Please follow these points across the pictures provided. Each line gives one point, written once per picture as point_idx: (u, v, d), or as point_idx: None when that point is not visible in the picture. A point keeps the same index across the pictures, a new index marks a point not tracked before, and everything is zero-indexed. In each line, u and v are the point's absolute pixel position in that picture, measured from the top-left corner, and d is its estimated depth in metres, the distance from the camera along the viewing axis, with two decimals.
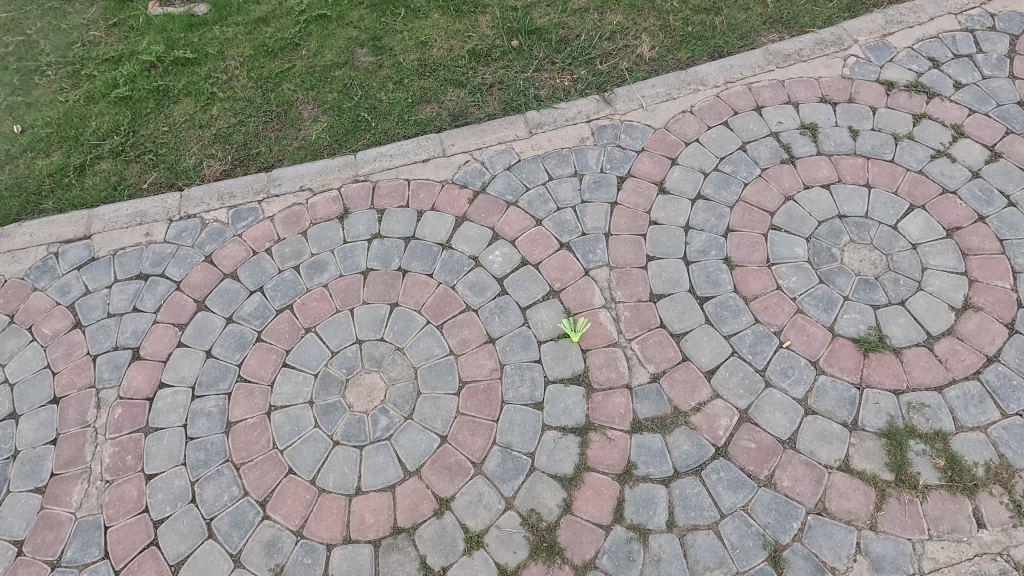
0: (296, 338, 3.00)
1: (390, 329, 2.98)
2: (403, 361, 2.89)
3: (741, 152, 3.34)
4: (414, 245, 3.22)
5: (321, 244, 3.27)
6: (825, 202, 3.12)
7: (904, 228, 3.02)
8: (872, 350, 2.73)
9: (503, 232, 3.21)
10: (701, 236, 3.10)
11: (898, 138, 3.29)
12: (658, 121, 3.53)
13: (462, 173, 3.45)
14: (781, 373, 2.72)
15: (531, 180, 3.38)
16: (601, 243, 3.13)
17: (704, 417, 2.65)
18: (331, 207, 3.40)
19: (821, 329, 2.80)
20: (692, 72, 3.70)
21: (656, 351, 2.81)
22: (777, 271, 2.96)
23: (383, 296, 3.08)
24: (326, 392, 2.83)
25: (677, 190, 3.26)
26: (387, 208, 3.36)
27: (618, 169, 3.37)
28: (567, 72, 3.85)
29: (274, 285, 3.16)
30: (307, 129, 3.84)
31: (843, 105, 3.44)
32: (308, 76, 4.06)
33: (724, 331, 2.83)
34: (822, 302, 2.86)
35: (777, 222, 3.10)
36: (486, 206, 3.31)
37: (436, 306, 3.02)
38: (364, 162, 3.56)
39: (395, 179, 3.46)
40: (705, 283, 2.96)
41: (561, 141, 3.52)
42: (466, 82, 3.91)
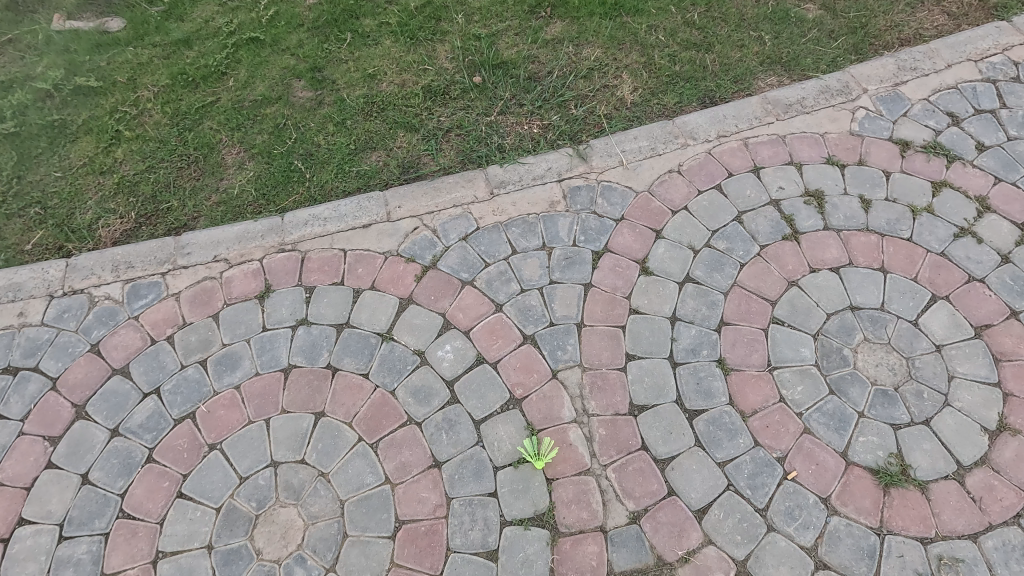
0: (196, 459, 2.44)
1: (313, 448, 2.44)
2: (328, 492, 2.36)
3: (737, 224, 2.87)
4: (348, 336, 2.67)
5: (235, 333, 2.70)
6: (834, 290, 2.66)
7: (926, 325, 2.57)
8: (895, 485, 2.27)
9: (456, 321, 2.69)
10: (691, 330, 2.61)
11: (915, 211, 2.84)
12: (641, 182, 3.02)
13: (410, 243, 2.90)
14: (785, 514, 2.24)
15: (491, 254, 2.85)
16: (572, 337, 2.63)
17: (694, 570, 2.17)
18: (250, 283, 2.82)
19: (833, 456, 2.34)
20: (680, 122, 3.20)
21: (637, 483, 2.32)
22: (779, 378, 2.49)
23: (307, 402, 2.53)
24: (229, 533, 2.29)
25: (662, 271, 2.77)
26: (317, 286, 2.80)
27: (594, 242, 2.86)
28: (536, 117, 3.32)
29: (174, 385, 2.59)
30: (230, 179, 3.26)
31: (852, 168, 2.98)
32: (233, 113, 3.46)
33: (718, 457, 2.35)
34: (833, 420, 2.40)
35: (780, 314, 2.63)
36: (437, 286, 2.78)
37: (371, 418, 2.49)
38: (293, 226, 2.97)
39: (328, 249, 2.90)
40: (695, 392, 2.47)
41: (528, 204, 2.99)
42: (419, 125, 3.36)
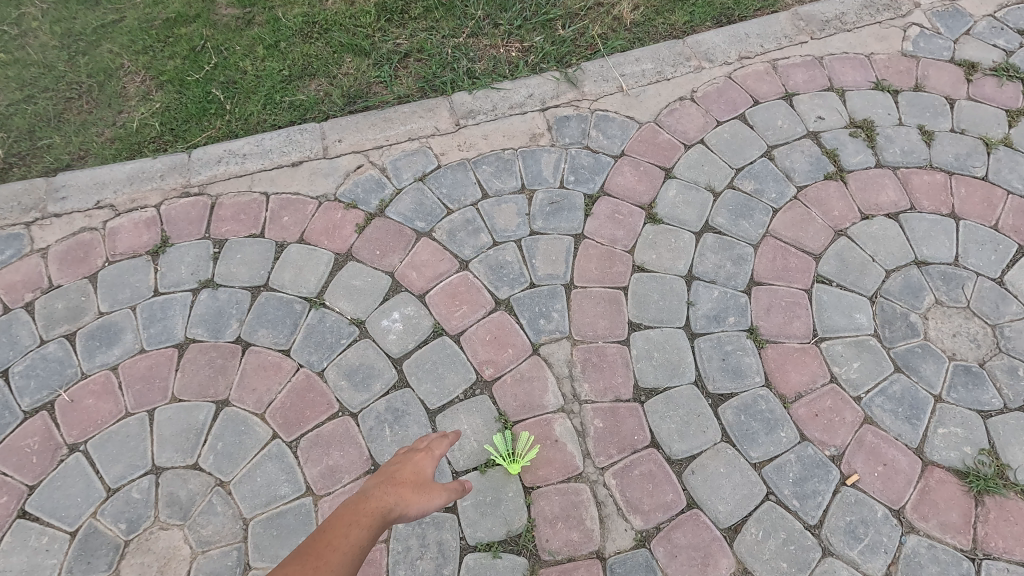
0: (49, 465, 1.80)
1: (210, 449, 1.81)
2: (226, 509, 1.73)
3: (766, 161, 2.27)
4: (266, 301, 2.04)
5: (115, 298, 2.05)
6: (894, 241, 2.08)
7: (1013, 284, 2.00)
8: (990, 492, 1.70)
9: (408, 282, 2.07)
10: (712, 292, 2.01)
11: (989, 145, 2.26)
12: (645, 111, 2.41)
13: (352, 185, 2.27)
14: (846, 533, 1.66)
15: (455, 198, 2.23)
16: (559, 302, 2.02)
17: None
18: (141, 236, 2.17)
19: (904, 454, 1.76)
20: (692, 42, 2.58)
21: (645, 492, 1.73)
22: (829, 352, 1.90)
23: (206, 388, 1.90)
24: (87, 568, 1.67)
25: (674, 218, 2.16)
26: (229, 238, 2.16)
27: (587, 183, 2.25)
28: (514, 39, 2.69)
29: (28, 366, 1.94)
30: (130, 112, 2.60)
31: (907, 95, 2.39)
32: (140, 34, 2.79)
33: (753, 457, 1.76)
34: (903, 407, 1.82)
35: (826, 271, 2.04)
36: (384, 238, 2.16)
37: (291, 408, 1.87)
38: (202, 164, 2.32)
39: (246, 193, 2.25)
40: (721, 371, 1.88)
41: (503, 138, 2.36)
42: (371, 48, 2.71)
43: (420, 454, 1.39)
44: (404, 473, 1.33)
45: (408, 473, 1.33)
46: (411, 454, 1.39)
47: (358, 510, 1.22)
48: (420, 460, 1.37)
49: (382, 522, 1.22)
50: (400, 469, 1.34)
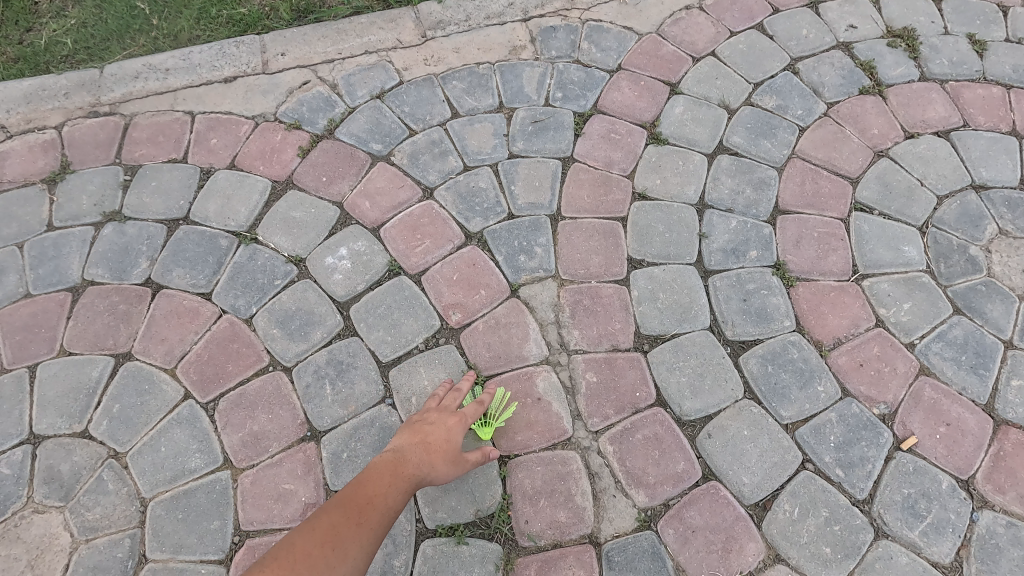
0: None
1: (104, 414, 1.44)
2: (120, 487, 1.36)
3: (790, 75, 1.91)
4: (184, 236, 1.66)
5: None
6: (946, 162, 1.73)
7: None
8: None
9: (360, 214, 1.70)
10: (729, 222, 1.66)
11: None
12: (646, 22, 2.04)
13: (295, 104, 1.89)
14: (904, 510, 1.31)
15: (419, 119, 1.86)
16: (543, 234, 1.65)
17: None
18: (36, 162, 1.79)
19: (971, 413, 1.42)
20: None
21: (651, 462, 1.37)
22: (873, 291, 1.55)
23: (103, 340, 1.52)
24: None
25: (681, 139, 1.80)
26: (144, 164, 1.79)
27: (577, 101, 1.89)
28: None
29: None
30: (38, 28, 2.16)
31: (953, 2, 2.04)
32: None
33: (784, 418, 1.41)
34: (966, 355, 1.47)
35: (865, 197, 1.69)
36: (332, 164, 1.78)
37: (209, 363, 1.50)
38: (115, 81, 1.93)
39: (167, 113, 1.87)
40: (742, 314, 1.53)
41: (477, 51, 1.99)
42: None
43: (452, 410, 1.32)
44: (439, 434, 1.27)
45: (441, 436, 1.27)
46: (445, 410, 1.32)
47: (393, 473, 1.19)
48: (454, 422, 1.29)
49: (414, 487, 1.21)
50: (432, 433, 1.27)
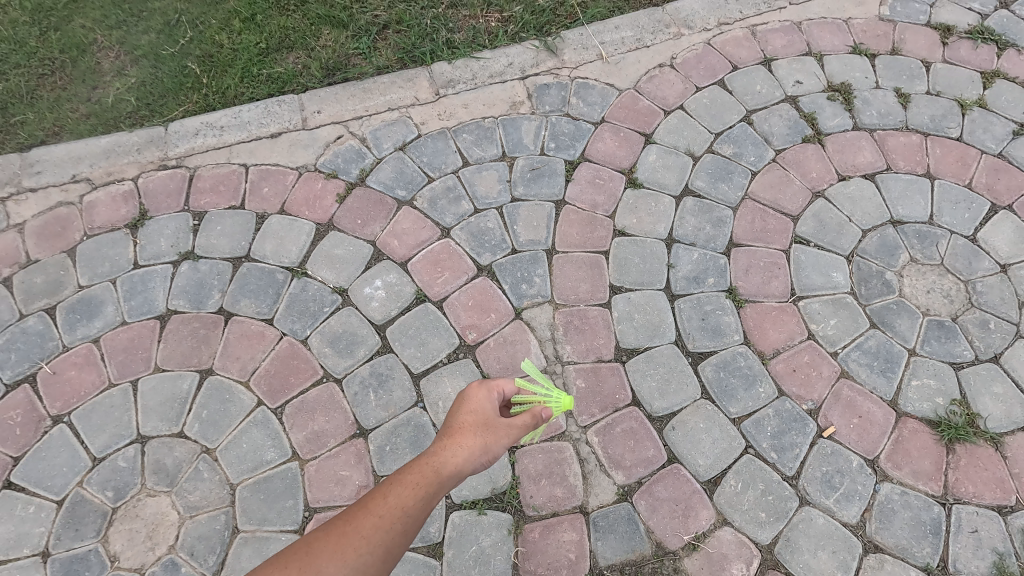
0: (35, 436, 1.80)
1: (195, 418, 1.82)
2: (213, 475, 1.75)
3: (745, 125, 2.28)
4: (247, 272, 2.04)
5: (95, 272, 2.04)
6: (871, 201, 2.11)
7: (986, 241, 2.03)
8: (960, 440, 1.74)
9: (390, 251, 2.07)
10: (692, 254, 2.03)
11: (964, 106, 2.29)
12: (625, 79, 2.41)
13: (332, 156, 2.26)
14: (822, 483, 1.70)
15: (436, 168, 2.23)
16: (540, 267, 2.03)
17: (704, 561, 1.62)
18: (118, 209, 2.15)
19: (879, 406, 1.80)
20: (672, 9, 2.58)
21: (627, 449, 1.75)
22: (806, 310, 1.93)
23: (189, 358, 1.90)
24: (75, 535, 1.68)
25: (655, 183, 2.17)
26: (209, 210, 2.15)
27: (567, 150, 2.25)
28: (494, 9, 2.66)
29: (7, 341, 1.93)
30: (105, 87, 2.56)
31: (884, 59, 2.41)
32: (112, 8, 2.74)
33: (732, 413, 1.79)
34: (878, 360, 1.85)
35: (804, 231, 2.06)
36: (365, 208, 2.15)
37: (275, 376, 1.88)
38: (179, 138, 2.30)
39: (225, 165, 2.24)
40: (701, 330, 1.91)
41: (483, 107, 2.36)
42: (349, 20, 2.69)
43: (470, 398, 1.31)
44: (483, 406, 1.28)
45: (472, 412, 1.26)
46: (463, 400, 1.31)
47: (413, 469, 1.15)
48: (469, 407, 1.27)
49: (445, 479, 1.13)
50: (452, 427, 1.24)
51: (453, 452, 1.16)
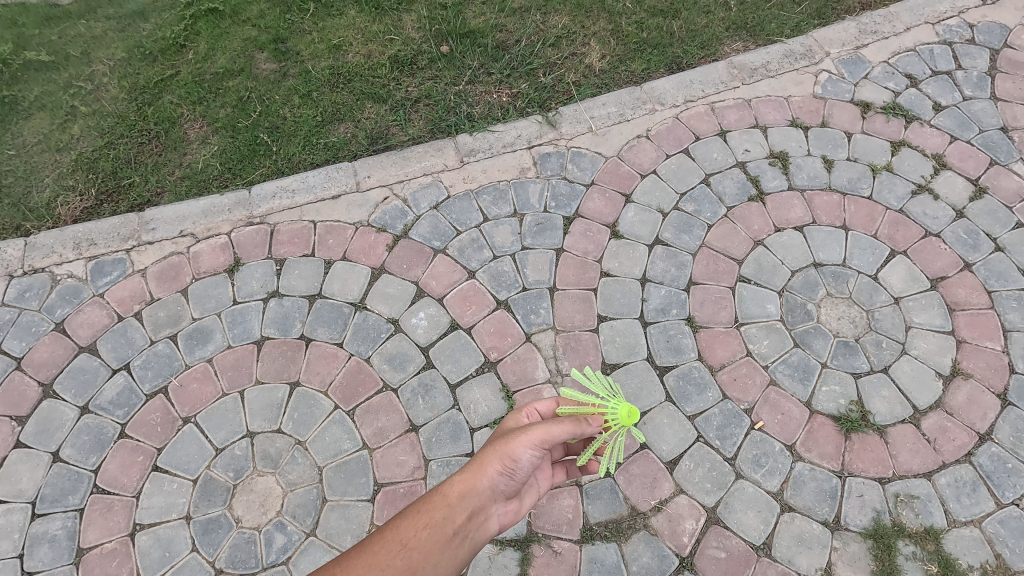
0: (171, 432, 2.43)
1: (289, 418, 2.44)
2: (306, 460, 2.37)
3: (704, 187, 2.91)
4: (321, 306, 2.66)
5: (204, 307, 2.67)
6: (799, 247, 2.74)
7: (884, 279, 2.66)
8: (855, 430, 2.37)
9: (429, 289, 2.70)
10: (661, 291, 2.67)
11: (876, 170, 2.92)
12: (610, 148, 3.05)
13: (381, 214, 2.88)
14: (752, 462, 2.33)
15: (463, 222, 2.86)
16: (545, 301, 2.66)
17: (666, 519, 2.25)
18: (218, 257, 2.78)
19: (797, 406, 2.42)
20: (648, 88, 3.21)
21: None
22: (746, 333, 2.56)
23: (281, 373, 2.53)
24: (208, 503, 2.30)
25: (632, 234, 2.81)
26: (288, 258, 2.78)
27: (565, 207, 2.88)
28: (505, 86, 3.28)
29: (143, 361, 2.56)
30: (193, 154, 3.16)
31: (815, 130, 3.05)
32: (194, 87, 3.35)
33: (688, 411, 2.42)
34: (798, 371, 2.48)
35: (746, 272, 2.69)
36: (408, 255, 2.78)
37: (347, 386, 2.50)
38: (261, 199, 2.93)
39: (298, 221, 2.87)
40: (666, 350, 2.54)
41: (498, 172, 2.99)
42: (388, 96, 3.27)
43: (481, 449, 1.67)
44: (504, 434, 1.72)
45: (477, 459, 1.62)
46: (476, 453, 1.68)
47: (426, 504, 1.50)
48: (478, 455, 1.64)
49: (455, 495, 1.50)
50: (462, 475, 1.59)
51: (465, 475, 1.55)
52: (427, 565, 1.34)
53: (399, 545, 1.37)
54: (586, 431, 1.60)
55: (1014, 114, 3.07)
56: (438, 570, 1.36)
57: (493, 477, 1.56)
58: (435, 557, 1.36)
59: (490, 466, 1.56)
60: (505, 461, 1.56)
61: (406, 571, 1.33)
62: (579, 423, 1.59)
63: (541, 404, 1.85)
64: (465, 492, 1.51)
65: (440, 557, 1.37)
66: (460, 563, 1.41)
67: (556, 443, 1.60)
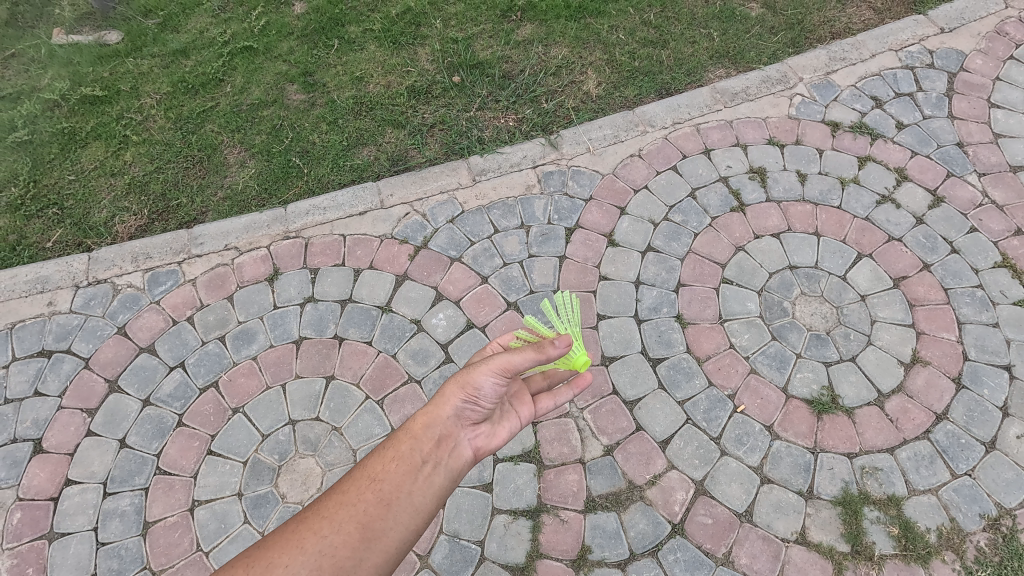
0: (222, 421, 2.76)
1: (326, 407, 2.77)
2: (341, 443, 2.69)
3: (691, 200, 3.26)
4: (351, 309, 3.01)
5: (248, 311, 3.02)
6: (775, 252, 3.07)
7: (852, 279, 2.99)
8: (826, 411, 2.68)
9: (447, 293, 3.04)
10: (653, 292, 3.00)
11: (844, 182, 3.27)
12: (606, 166, 3.40)
13: (403, 227, 3.24)
14: (735, 440, 2.64)
15: (475, 234, 3.21)
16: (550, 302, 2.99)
17: (659, 491, 2.55)
18: (259, 267, 3.14)
19: (775, 391, 2.74)
20: (640, 112, 3.58)
21: (609, 421, 2.70)
22: (729, 328, 2.88)
23: (318, 368, 2.86)
24: (257, 481, 2.62)
25: (627, 242, 3.15)
26: (321, 267, 3.13)
27: (566, 220, 3.23)
28: (511, 112, 3.65)
29: (197, 359, 2.90)
30: (233, 176, 3.50)
31: (790, 148, 3.40)
32: (232, 116, 3.70)
33: (678, 397, 2.74)
34: (775, 361, 2.80)
35: (729, 274, 3.02)
36: (428, 264, 3.13)
37: (376, 379, 2.83)
38: (296, 216, 3.29)
39: (329, 235, 3.23)
40: (657, 343, 2.86)
41: (506, 189, 3.35)
42: (406, 122, 3.64)
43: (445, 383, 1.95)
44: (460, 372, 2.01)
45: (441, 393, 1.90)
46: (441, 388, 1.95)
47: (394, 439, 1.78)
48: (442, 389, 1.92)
49: (420, 428, 1.80)
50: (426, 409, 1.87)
51: (428, 410, 1.84)
52: (398, 492, 1.64)
53: (372, 479, 1.66)
54: (548, 353, 1.79)
55: (968, 131, 3.42)
56: (410, 494, 1.65)
57: (453, 406, 1.84)
58: (405, 485, 1.65)
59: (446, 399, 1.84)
60: (460, 391, 1.84)
61: (379, 497, 1.62)
62: (540, 349, 1.80)
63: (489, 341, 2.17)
64: (428, 424, 1.81)
65: (409, 482, 1.66)
66: (430, 483, 1.70)
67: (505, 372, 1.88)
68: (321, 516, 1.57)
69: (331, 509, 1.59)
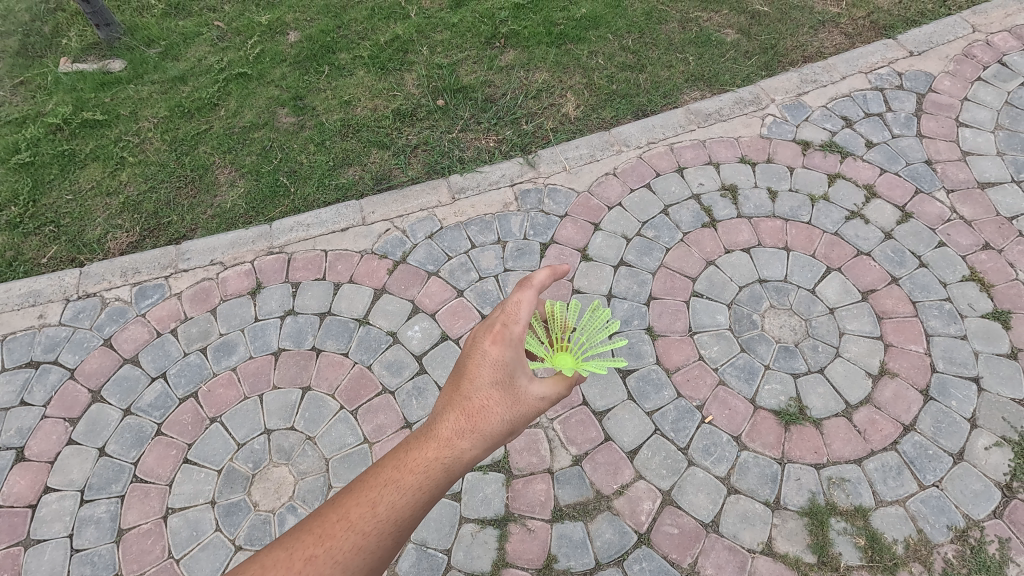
0: (200, 430, 2.82)
1: (301, 416, 2.82)
2: (314, 452, 2.74)
3: (663, 216, 3.34)
4: (330, 322, 3.08)
5: (230, 323, 3.10)
6: (745, 266, 3.13)
7: (821, 292, 3.03)
8: (793, 423, 2.70)
9: (424, 306, 3.11)
10: (624, 305, 3.06)
11: (814, 199, 3.34)
12: (582, 184, 3.51)
13: (383, 243, 3.34)
14: (703, 451, 2.66)
15: (453, 249, 3.30)
16: None
17: (626, 500, 2.57)
18: (243, 282, 3.23)
19: (743, 402, 2.76)
20: (615, 133, 3.69)
21: (578, 432, 2.73)
22: (698, 340, 2.93)
23: (295, 379, 2.93)
24: (231, 489, 2.66)
25: (600, 257, 3.23)
26: (302, 281, 3.22)
27: (541, 235, 3.32)
28: (492, 133, 3.77)
29: (178, 369, 2.98)
30: (223, 195, 3.63)
31: (762, 166, 3.48)
32: (225, 138, 3.86)
33: (646, 408, 2.77)
34: (744, 372, 2.83)
35: (699, 288, 3.08)
36: (406, 278, 3.21)
37: (350, 389, 2.89)
38: (281, 232, 3.40)
39: (312, 250, 3.33)
40: (628, 355, 2.91)
41: (484, 206, 3.45)
42: (391, 143, 3.77)
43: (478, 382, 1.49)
44: (492, 377, 1.50)
45: (478, 400, 1.45)
46: (471, 384, 1.49)
47: (418, 459, 1.30)
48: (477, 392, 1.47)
49: (455, 458, 1.33)
50: (459, 416, 1.41)
51: (467, 432, 1.37)
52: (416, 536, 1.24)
53: (393, 518, 1.20)
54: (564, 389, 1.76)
55: (936, 149, 3.49)
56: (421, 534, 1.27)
57: (493, 433, 1.42)
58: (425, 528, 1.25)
59: (490, 440, 1.41)
60: (503, 414, 1.45)
61: (397, 541, 1.20)
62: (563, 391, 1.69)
63: (524, 319, 1.58)
64: (466, 454, 1.35)
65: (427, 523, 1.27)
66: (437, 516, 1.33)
67: (543, 407, 1.58)
68: (330, 555, 1.13)
69: (340, 548, 1.14)
